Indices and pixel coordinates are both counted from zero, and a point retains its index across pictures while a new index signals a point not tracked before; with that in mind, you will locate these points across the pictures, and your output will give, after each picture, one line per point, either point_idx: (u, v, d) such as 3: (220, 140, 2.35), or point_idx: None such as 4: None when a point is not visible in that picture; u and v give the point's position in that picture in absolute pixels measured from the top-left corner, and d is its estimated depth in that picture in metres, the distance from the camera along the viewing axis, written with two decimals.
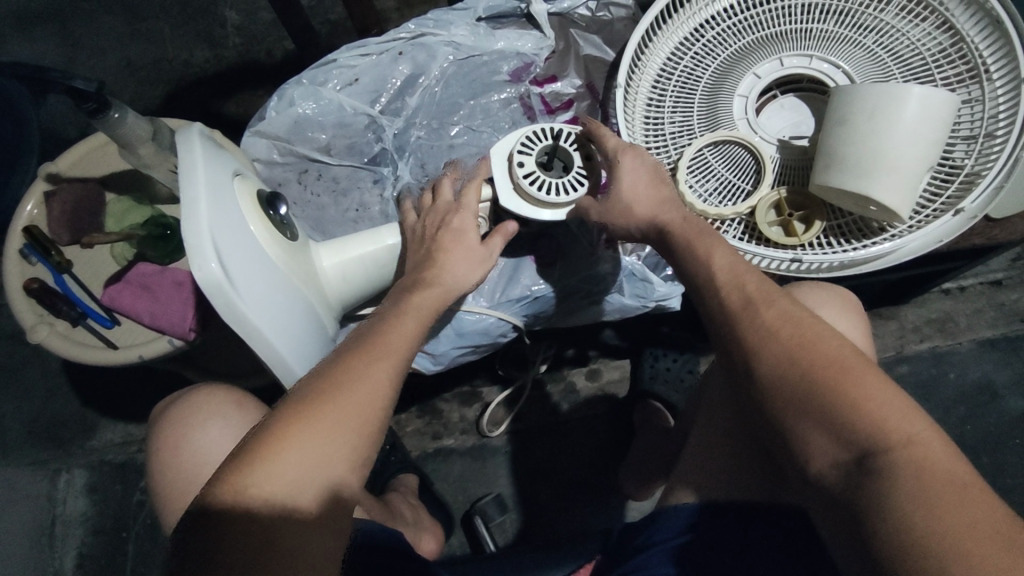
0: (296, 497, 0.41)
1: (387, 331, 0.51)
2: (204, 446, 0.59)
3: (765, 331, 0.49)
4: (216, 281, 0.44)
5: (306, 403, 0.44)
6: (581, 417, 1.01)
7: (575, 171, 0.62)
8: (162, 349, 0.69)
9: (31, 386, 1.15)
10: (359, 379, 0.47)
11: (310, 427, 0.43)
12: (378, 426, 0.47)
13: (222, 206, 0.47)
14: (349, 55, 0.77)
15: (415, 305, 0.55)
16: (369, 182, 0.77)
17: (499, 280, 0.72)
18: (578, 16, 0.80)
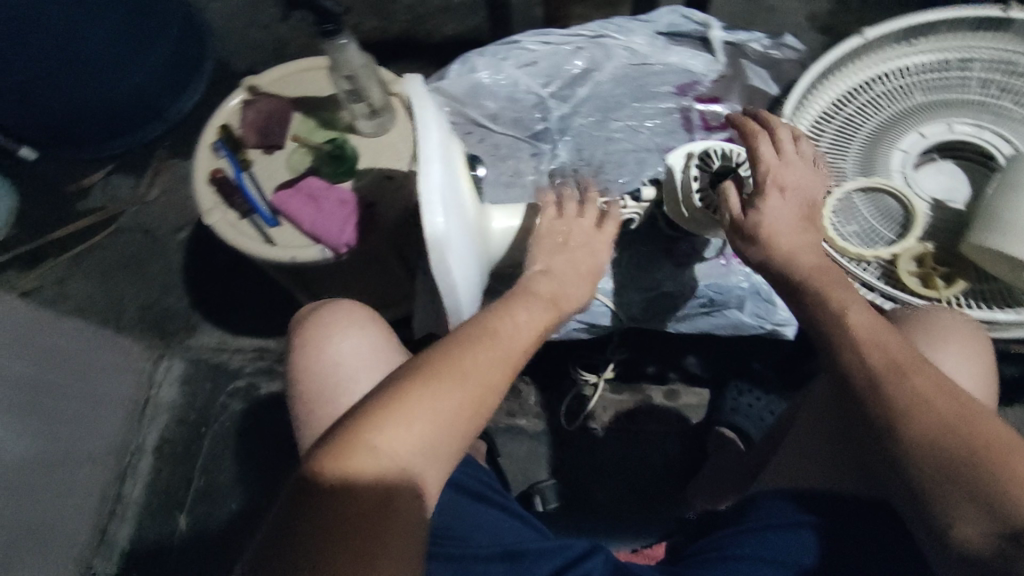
0: (404, 466, 0.45)
1: (507, 323, 0.53)
2: (342, 353, 0.70)
3: (911, 403, 0.50)
4: (439, 236, 0.49)
5: (425, 381, 0.48)
6: (653, 429, 1.04)
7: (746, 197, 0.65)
8: (312, 256, 0.75)
9: (154, 276, 1.29)
10: (476, 365, 0.50)
11: (425, 404, 0.47)
12: (483, 413, 0.50)
13: (449, 166, 0.52)
14: (534, 42, 0.85)
15: (532, 306, 0.56)
16: (527, 154, 0.82)
17: (630, 270, 0.76)
18: (751, 49, 0.84)
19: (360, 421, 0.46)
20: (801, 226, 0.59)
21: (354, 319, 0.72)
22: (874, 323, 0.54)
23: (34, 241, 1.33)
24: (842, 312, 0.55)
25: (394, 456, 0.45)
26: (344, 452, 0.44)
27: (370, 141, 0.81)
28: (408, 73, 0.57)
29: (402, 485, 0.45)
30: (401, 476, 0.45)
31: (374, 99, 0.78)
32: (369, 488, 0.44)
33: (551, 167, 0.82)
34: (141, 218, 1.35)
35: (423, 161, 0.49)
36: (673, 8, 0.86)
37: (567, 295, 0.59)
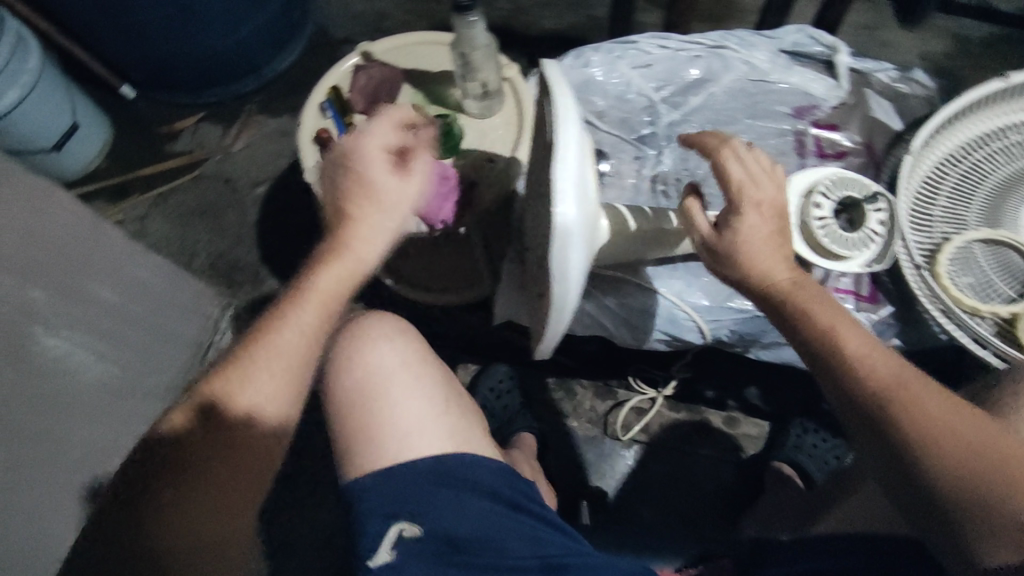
0: (198, 491, 0.51)
1: (281, 330, 0.55)
2: (374, 358, 0.67)
3: (940, 422, 0.45)
4: (567, 229, 0.48)
5: (207, 416, 0.53)
6: (706, 455, 1.01)
7: (869, 231, 0.61)
8: (408, 228, 0.75)
9: (228, 224, 1.32)
10: (248, 392, 0.53)
11: (213, 438, 0.52)
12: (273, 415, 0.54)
13: (585, 155, 0.51)
14: (651, 43, 0.82)
15: (337, 270, 0.56)
16: (630, 156, 0.81)
17: (726, 286, 0.73)
18: (876, 80, 0.82)
19: (152, 465, 0.51)
20: (770, 240, 0.55)
21: (383, 329, 0.69)
22: (870, 350, 0.50)
23: (122, 177, 1.39)
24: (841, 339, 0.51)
25: (167, 486, 0.50)
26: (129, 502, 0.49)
27: (476, 122, 0.81)
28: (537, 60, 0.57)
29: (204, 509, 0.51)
30: (245, 425, 0.53)
31: (489, 80, 0.77)
32: (169, 527, 0.49)
33: (654, 172, 0.80)
34: (223, 167, 1.38)
35: (560, 144, 0.48)
36: (801, 27, 0.82)
37: (366, 255, 0.56)
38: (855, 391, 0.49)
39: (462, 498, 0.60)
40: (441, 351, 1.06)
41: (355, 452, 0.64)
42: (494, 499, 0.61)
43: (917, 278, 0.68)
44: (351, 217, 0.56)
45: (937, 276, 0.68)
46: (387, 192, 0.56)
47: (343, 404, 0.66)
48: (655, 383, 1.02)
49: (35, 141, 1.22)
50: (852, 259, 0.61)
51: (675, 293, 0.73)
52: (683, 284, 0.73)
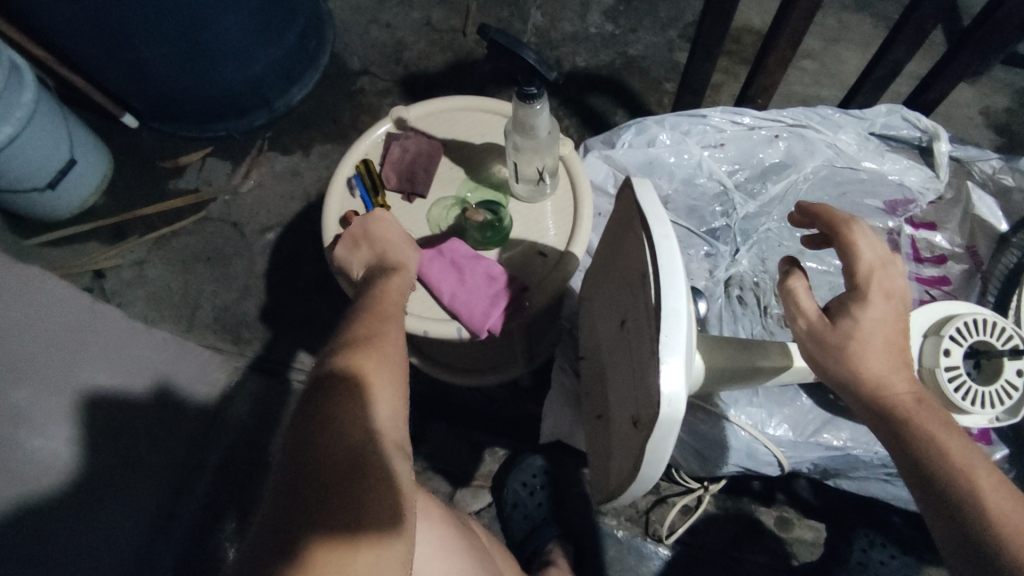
0: (356, 463, 0.43)
1: (388, 329, 0.53)
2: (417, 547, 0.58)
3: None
4: (673, 421, 0.39)
5: (336, 391, 0.47)
6: (758, 563, 0.91)
7: (1002, 384, 0.56)
8: (449, 334, 0.65)
9: (234, 273, 1.22)
10: (367, 376, 0.48)
11: (348, 414, 0.45)
12: (402, 404, 0.50)
13: (694, 321, 0.41)
14: (723, 118, 0.73)
15: (402, 290, 0.58)
16: (701, 252, 0.71)
17: (809, 418, 0.64)
18: (976, 170, 0.73)
19: (297, 434, 0.45)
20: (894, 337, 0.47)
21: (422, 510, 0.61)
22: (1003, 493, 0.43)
23: (119, 217, 1.28)
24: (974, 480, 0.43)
25: (324, 457, 0.42)
26: (289, 485, 0.42)
27: (527, 207, 0.71)
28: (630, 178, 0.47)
29: (362, 480, 0.43)
30: (366, 386, 0.48)
31: (546, 165, 0.68)
32: (334, 509, 0.40)
33: (727, 272, 0.70)
34: (230, 209, 1.28)
35: (667, 316, 0.39)
36: (894, 107, 0.72)
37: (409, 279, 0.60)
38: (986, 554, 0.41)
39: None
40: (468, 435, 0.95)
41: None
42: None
43: None
44: (397, 265, 0.61)
45: None
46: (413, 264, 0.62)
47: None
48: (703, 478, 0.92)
49: (31, 180, 1.12)
50: (982, 413, 0.56)
51: (754, 423, 0.63)
52: (766, 412, 0.64)
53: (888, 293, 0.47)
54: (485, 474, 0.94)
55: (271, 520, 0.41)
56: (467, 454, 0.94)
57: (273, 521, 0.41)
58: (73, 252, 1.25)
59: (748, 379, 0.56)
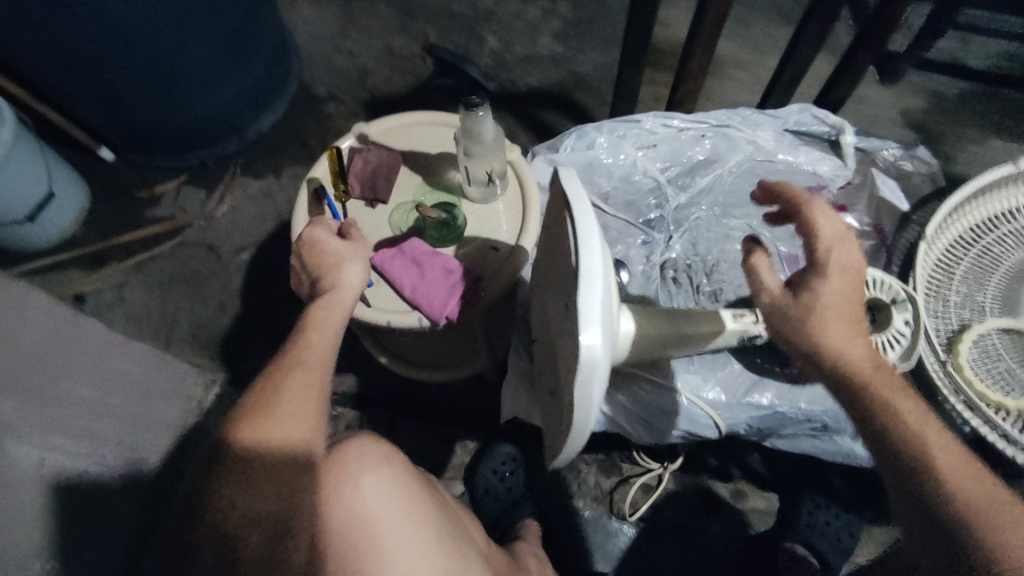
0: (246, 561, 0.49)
1: (290, 387, 0.54)
2: (381, 510, 0.58)
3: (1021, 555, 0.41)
4: (594, 361, 0.46)
5: (231, 486, 0.50)
6: (717, 533, 0.98)
7: (891, 332, 0.65)
8: (410, 323, 0.71)
9: (211, 291, 1.26)
10: (262, 463, 0.51)
11: (240, 509, 0.50)
12: (308, 470, 0.53)
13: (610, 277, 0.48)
14: (655, 123, 0.81)
15: (326, 322, 0.59)
16: (639, 241, 0.78)
17: (740, 382, 0.71)
18: (880, 158, 0.82)
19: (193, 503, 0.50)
20: (850, 311, 0.51)
21: (383, 465, 0.61)
22: (947, 450, 0.46)
23: (97, 245, 1.32)
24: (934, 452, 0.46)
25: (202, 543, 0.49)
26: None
27: (478, 208, 0.79)
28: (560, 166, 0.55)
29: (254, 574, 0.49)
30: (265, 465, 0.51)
31: (494, 168, 0.75)
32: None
33: (662, 258, 0.77)
34: (204, 233, 1.33)
35: (583, 276, 0.46)
36: (805, 105, 0.81)
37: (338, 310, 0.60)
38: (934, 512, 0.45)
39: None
40: (440, 428, 1.01)
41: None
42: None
43: (944, 375, 0.67)
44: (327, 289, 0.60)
45: (962, 374, 0.67)
46: (353, 275, 0.61)
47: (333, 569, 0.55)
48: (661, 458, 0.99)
49: (11, 210, 1.16)
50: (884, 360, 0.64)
51: (692, 389, 0.70)
52: (700, 378, 0.71)
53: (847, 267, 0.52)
54: (457, 464, 0.99)
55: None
56: (439, 446, 0.99)
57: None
58: (52, 279, 1.29)
59: (678, 344, 0.63)
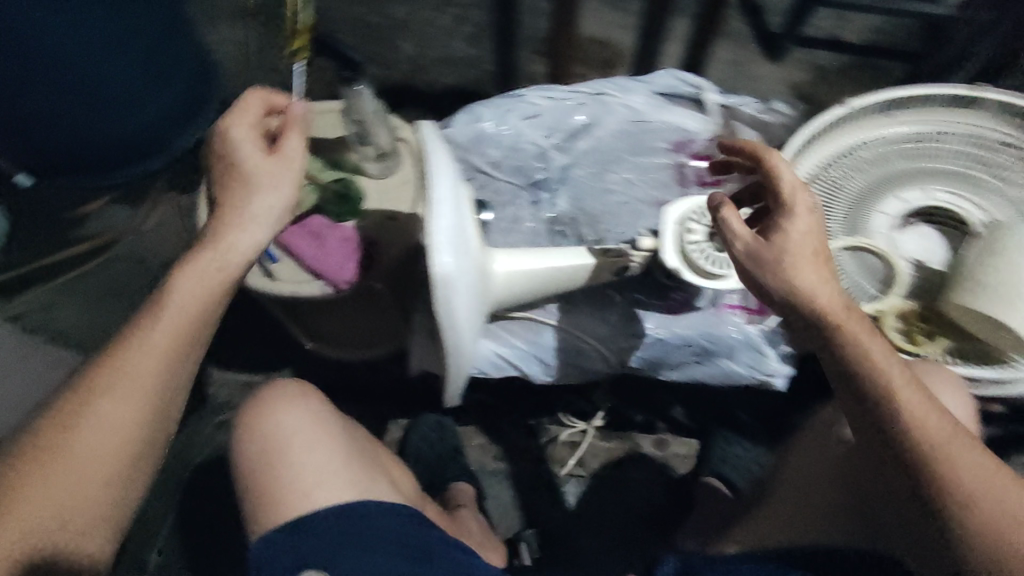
0: (42, 531, 0.55)
1: (132, 358, 0.58)
2: (298, 435, 0.70)
3: (970, 491, 0.53)
4: (449, 276, 0.51)
5: (47, 457, 0.56)
6: (640, 478, 1.04)
7: None
8: (314, 291, 0.79)
9: (143, 305, 1.29)
10: (79, 437, 0.56)
11: (50, 482, 0.55)
12: (126, 453, 0.58)
13: (459, 208, 0.55)
14: (537, 97, 0.89)
15: (197, 291, 0.60)
16: (527, 201, 0.85)
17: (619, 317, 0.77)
18: (743, 112, 0.89)
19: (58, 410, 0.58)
20: (816, 247, 0.59)
21: (301, 399, 0.73)
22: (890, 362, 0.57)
23: (23, 268, 1.31)
24: (912, 408, 0.56)
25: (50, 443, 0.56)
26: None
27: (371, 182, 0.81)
28: (421, 122, 0.60)
29: (46, 544, 0.55)
30: (116, 393, 0.58)
31: (381, 144, 0.81)
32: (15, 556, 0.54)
33: (549, 215, 0.84)
34: (134, 250, 1.35)
35: (435, 203, 0.52)
36: (669, 72, 0.90)
37: (212, 267, 0.60)
38: (906, 465, 0.55)
39: (371, 543, 0.64)
40: (371, 407, 1.06)
41: (268, 517, 0.67)
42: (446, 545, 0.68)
43: None
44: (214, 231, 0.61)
45: None
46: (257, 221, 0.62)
47: (252, 470, 0.69)
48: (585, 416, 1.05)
49: None
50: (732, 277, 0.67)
51: (575, 327, 0.77)
52: (586, 316, 0.77)
53: (809, 206, 0.61)
54: (391, 439, 1.05)
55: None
56: (372, 423, 1.04)
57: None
58: None
59: (552, 280, 0.69)
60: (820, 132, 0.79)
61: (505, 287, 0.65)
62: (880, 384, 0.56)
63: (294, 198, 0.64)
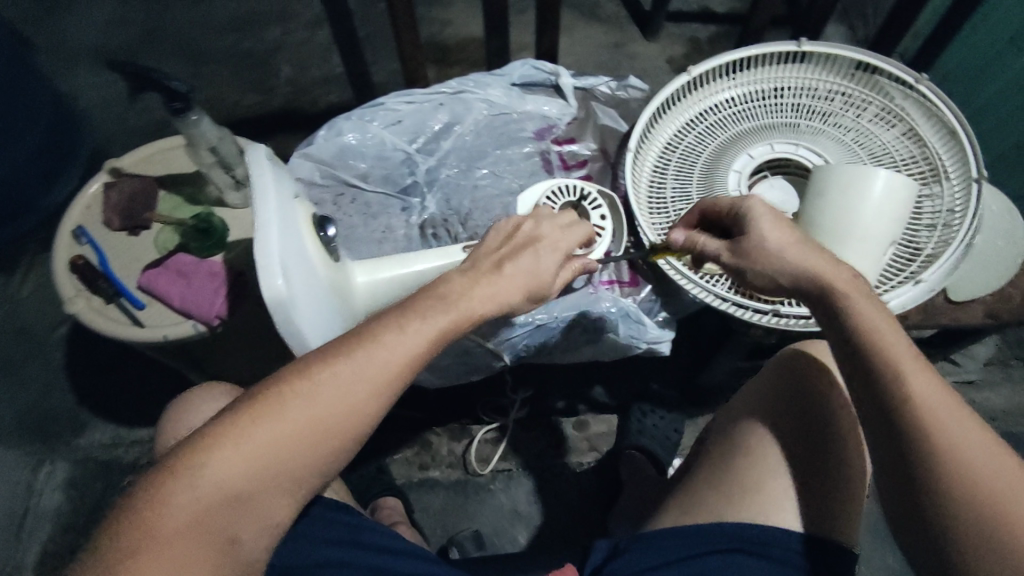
0: (230, 490, 0.46)
1: (383, 343, 0.49)
2: None
3: (982, 484, 0.46)
4: (280, 298, 0.49)
5: (268, 410, 0.47)
6: (564, 464, 1.05)
7: (591, 225, 0.72)
8: (184, 332, 0.75)
9: (29, 378, 1.14)
10: (300, 398, 0.47)
11: (258, 442, 0.46)
12: (327, 446, 0.48)
13: (289, 229, 0.53)
14: (396, 101, 0.87)
15: (428, 318, 0.51)
16: (398, 209, 0.86)
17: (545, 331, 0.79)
18: (599, 93, 0.92)
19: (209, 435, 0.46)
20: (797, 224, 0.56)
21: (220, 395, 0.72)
22: (870, 300, 0.52)
23: None
24: (927, 386, 0.48)
25: (203, 488, 0.45)
26: (168, 464, 0.45)
27: (240, 213, 0.83)
28: (255, 144, 0.59)
29: (226, 508, 0.46)
30: (289, 445, 0.47)
31: (239, 171, 0.81)
32: (192, 509, 0.45)
33: (422, 219, 0.85)
34: (11, 319, 1.19)
35: (259, 227, 0.50)
36: (523, 61, 0.91)
37: (405, 345, 0.50)
38: (910, 457, 0.48)
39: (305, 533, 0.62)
40: None
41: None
42: (358, 543, 0.63)
43: (664, 257, 0.75)
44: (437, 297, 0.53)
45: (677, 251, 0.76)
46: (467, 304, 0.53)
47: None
48: (503, 411, 1.06)
49: None
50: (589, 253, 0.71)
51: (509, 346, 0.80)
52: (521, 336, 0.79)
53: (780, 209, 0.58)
54: None
55: (160, 467, 0.46)
56: None
57: (150, 473, 0.46)
58: None
59: (416, 284, 0.69)
60: (669, 104, 0.82)
61: (368, 295, 0.68)
62: (886, 355, 0.49)
63: (507, 287, 0.56)
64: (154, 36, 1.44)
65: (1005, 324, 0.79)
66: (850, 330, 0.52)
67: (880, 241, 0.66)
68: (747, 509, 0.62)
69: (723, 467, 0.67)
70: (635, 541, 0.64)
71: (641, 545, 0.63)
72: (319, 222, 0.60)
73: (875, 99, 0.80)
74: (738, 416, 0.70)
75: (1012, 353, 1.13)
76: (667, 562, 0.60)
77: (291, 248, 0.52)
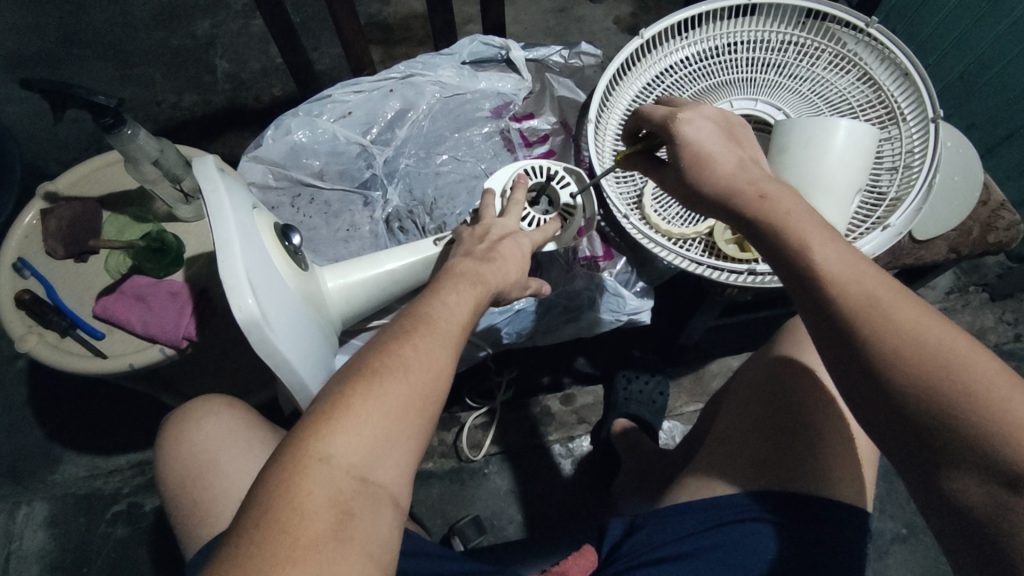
0: (359, 475, 0.40)
1: (437, 308, 0.49)
2: (228, 471, 0.65)
3: (936, 369, 0.41)
4: (253, 317, 0.46)
5: (364, 380, 0.42)
6: (556, 439, 1.05)
7: (562, 205, 0.70)
8: (152, 358, 0.71)
9: None
10: (392, 372, 0.43)
11: (373, 411, 0.41)
12: (431, 409, 0.45)
13: (250, 243, 0.50)
14: (344, 92, 0.84)
15: (461, 286, 0.52)
16: (360, 205, 0.83)
17: (520, 317, 0.80)
18: (553, 63, 0.89)
19: (307, 440, 0.39)
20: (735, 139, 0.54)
21: (223, 413, 0.68)
22: (795, 203, 0.48)
23: None
24: (858, 279, 0.44)
25: (321, 496, 0.38)
26: (276, 483, 0.38)
27: (193, 227, 0.80)
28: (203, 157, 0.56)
29: (358, 500, 0.39)
30: (393, 427, 0.42)
31: (186, 184, 0.77)
32: (325, 504, 0.38)
33: (386, 213, 0.83)
34: None
35: (220, 245, 0.47)
36: (471, 37, 0.87)
37: (456, 313, 0.49)
38: (869, 358, 0.43)
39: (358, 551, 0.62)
40: None
41: (195, 538, 0.63)
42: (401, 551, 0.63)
43: (637, 229, 0.73)
44: (456, 274, 0.53)
45: (648, 221, 0.76)
46: (494, 281, 0.55)
47: (176, 485, 0.65)
48: (489, 392, 1.06)
49: None
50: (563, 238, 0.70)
51: (489, 331, 0.80)
52: (504, 321, 0.79)
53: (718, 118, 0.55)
54: None
55: (267, 480, 0.38)
56: None
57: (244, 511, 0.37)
58: None
59: (391, 283, 0.68)
60: (624, 69, 0.81)
61: (343, 300, 0.65)
62: (812, 271, 0.45)
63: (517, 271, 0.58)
64: (73, 41, 1.35)
65: (962, 258, 0.82)
66: (783, 262, 0.47)
67: (845, 191, 0.66)
68: (755, 477, 0.64)
69: (743, 429, 0.70)
70: (650, 518, 0.66)
71: (655, 522, 0.65)
72: (281, 231, 0.57)
73: (828, 46, 0.80)
74: (743, 394, 0.73)
75: (969, 280, 1.17)
76: (685, 532, 0.62)
77: (253, 260, 0.49)
